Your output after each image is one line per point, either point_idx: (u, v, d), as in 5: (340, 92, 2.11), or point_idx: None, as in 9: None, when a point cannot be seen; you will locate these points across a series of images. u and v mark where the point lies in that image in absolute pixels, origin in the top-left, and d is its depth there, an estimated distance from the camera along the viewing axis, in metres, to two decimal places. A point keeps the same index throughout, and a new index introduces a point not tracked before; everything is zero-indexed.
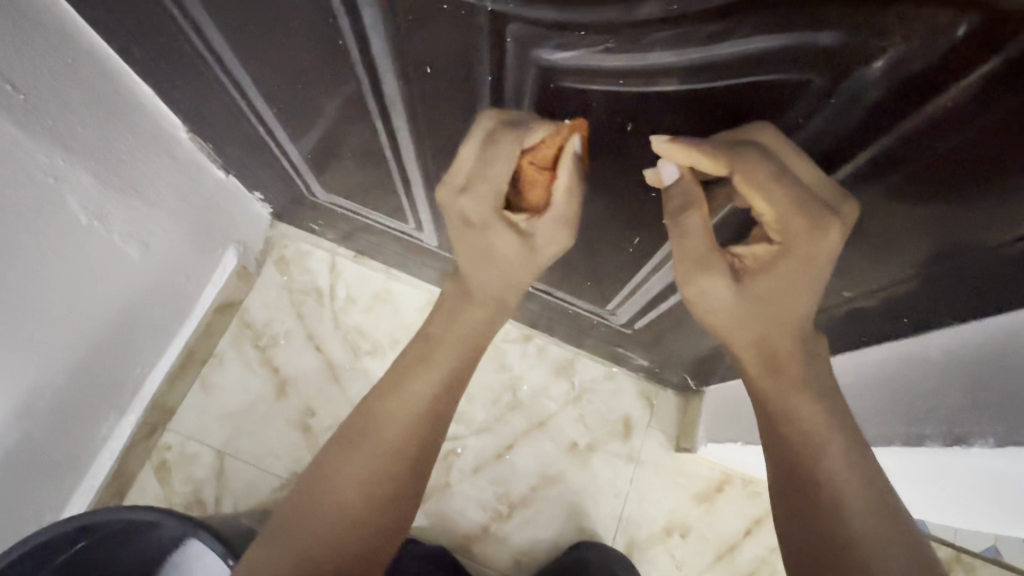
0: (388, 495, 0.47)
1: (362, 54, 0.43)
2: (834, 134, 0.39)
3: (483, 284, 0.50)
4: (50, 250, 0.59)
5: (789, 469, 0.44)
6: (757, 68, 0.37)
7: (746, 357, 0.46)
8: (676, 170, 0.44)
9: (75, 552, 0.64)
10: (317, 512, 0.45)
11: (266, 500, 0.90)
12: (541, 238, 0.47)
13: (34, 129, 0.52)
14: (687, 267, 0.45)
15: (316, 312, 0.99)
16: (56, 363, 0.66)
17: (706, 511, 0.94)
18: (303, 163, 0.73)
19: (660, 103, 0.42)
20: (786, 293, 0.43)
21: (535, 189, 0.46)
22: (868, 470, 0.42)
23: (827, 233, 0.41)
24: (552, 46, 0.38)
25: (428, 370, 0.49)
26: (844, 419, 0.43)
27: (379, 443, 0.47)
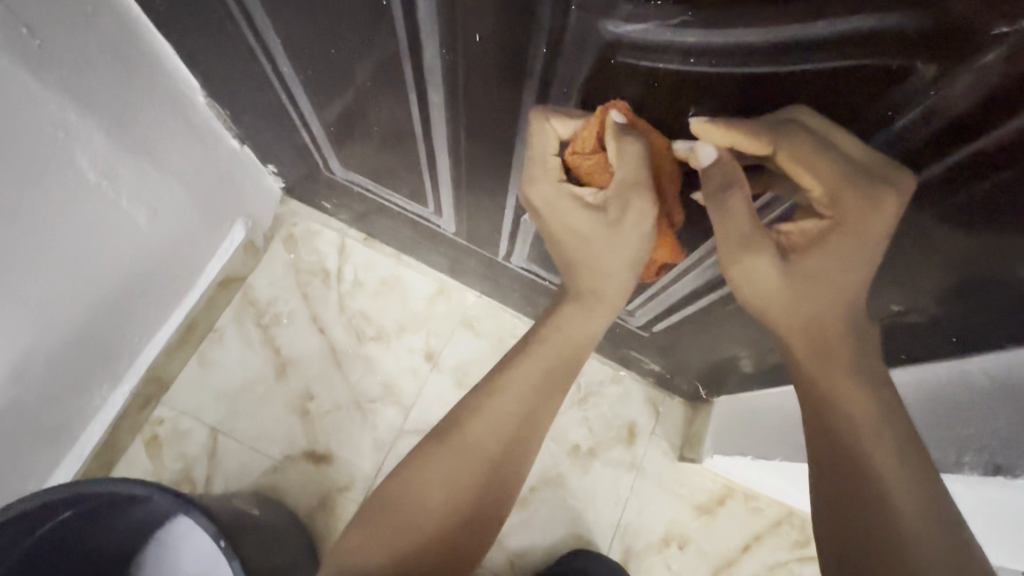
0: (473, 501, 0.50)
1: (405, 18, 0.41)
2: (905, 140, 0.36)
3: (570, 282, 0.54)
4: (56, 207, 0.56)
5: (829, 458, 0.39)
6: (845, 54, 0.33)
7: (794, 340, 0.42)
8: (715, 151, 0.41)
9: (58, 523, 0.61)
10: (414, 508, 0.48)
11: (258, 482, 0.88)
12: (614, 210, 0.45)
13: (45, 78, 0.50)
14: (732, 248, 0.42)
15: (322, 294, 0.96)
16: (53, 326, 0.64)
17: (706, 524, 0.92)
18: (323, 136, 0.71)
19: (721, 92, 0.38)
20: (836, 270, 0.40)
21: (595, 167, 0.46)
22: (924, 475, 0.37)
23: (881, 205, 0.37)
24: (619, 18, 0.35)
25: (529, 380, 0.52)
26: (898, 414, 0.39)
27: (476, 446, 0.50)
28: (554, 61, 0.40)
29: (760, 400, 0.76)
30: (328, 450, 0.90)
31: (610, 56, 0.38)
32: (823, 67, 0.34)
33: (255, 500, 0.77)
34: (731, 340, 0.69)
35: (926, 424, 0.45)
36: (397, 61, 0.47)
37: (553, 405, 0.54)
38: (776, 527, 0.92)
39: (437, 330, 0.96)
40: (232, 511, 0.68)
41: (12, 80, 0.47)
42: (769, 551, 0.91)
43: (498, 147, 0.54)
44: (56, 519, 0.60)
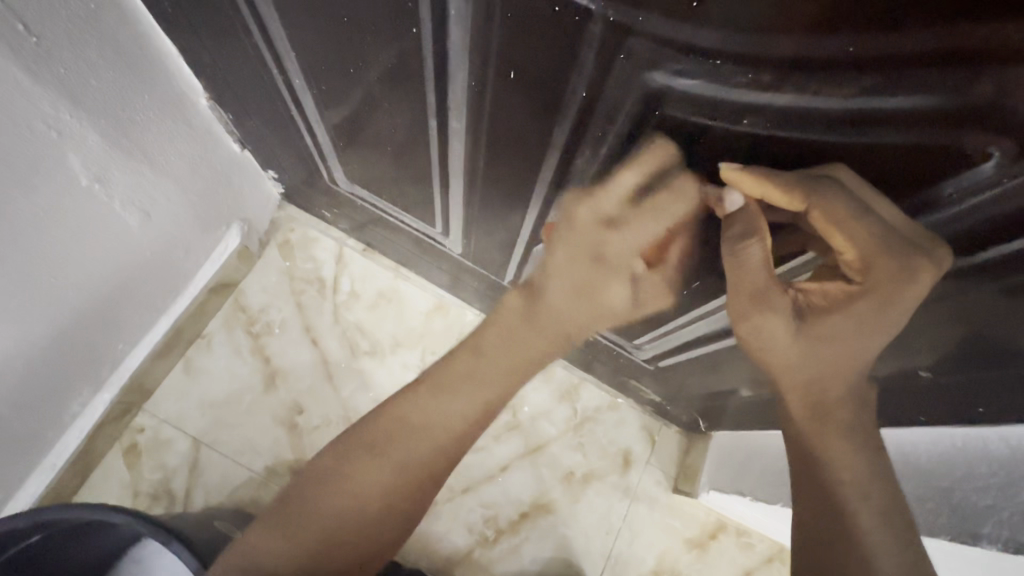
0: (396, 502, 0.51)
1: (435, 43, 0.39)
2: (957, 226, 0.33)
3: (555, 316, 0.53)
4: (41, 214, 0.53)
5: (818, 513, 0.39)
6: (902, 132, 0.31)
7: (792, 398, 0.41)
8: (742, 200, 0.40)
9: (26, 546, 0.58)
10: (331, 511, 0.49)
11: (240, 498, 0.85)
12: (646, 291, 0.54)
13: (42, 77, 0.47)
14: (745, 301, 0.42)
15: (317, 304, 0.93)
16: (33, 331, 0.60)
17: (698, 558, 0.90)
18: (329, 146, 0.68)
19: (769, 148, 0.36)
20: (853, 335, 0.39)
21: (659, 242, 0.48)
22: (910, 539, 0.36)
23: (915, 278, 0.35)
24: (667, 70, 0.33)
25: (469, 390, 0.52)
26: (886, 474, 0.38)
27: (404, 451, 0.50)
28: (589, 102, 0.38)
29: (760, 438, 0.75)
30: None
31: (652, 105, 0.36)
32: (880, 140, 0.32)
33: (237, 519, 0.74)
34: (738, 380, 0.67)
35: (942, 489, 0.44)
36: (420, 83, 0.45)
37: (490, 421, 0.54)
38: (768, 564, 0.90)
39: (434, 346, 0.93)
40: (212, 533, 0.65)
41: (6, 78, 0.44)
42: None
43: (517, 176, 0.52)
44: (24, 541, 0.57)
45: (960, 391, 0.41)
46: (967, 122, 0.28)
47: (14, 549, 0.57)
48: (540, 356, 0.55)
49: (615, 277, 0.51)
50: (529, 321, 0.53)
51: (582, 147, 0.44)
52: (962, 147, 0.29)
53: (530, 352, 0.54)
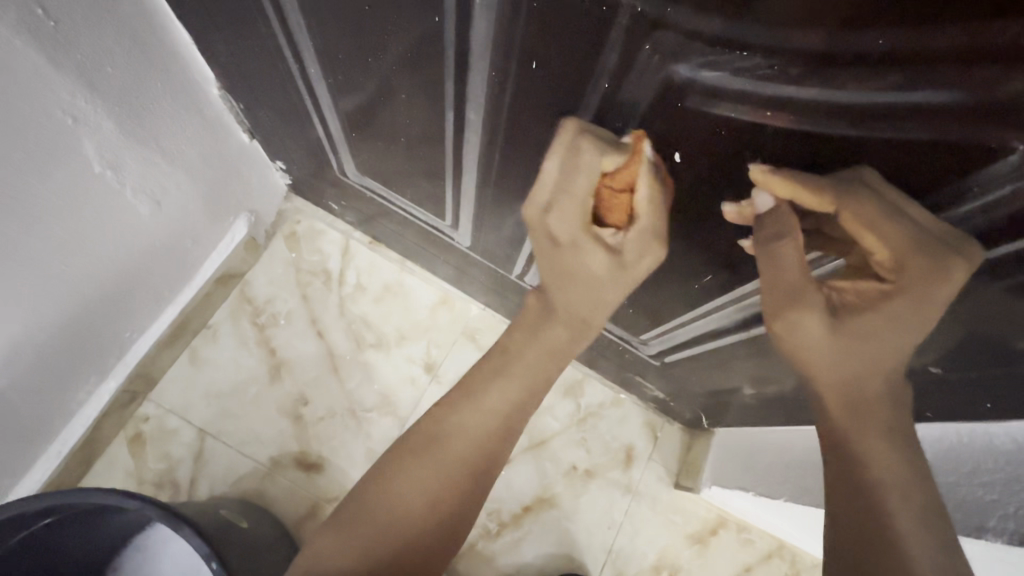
0: (451, 506, 0.50)
1: (457, 34, 0.39)
2: (980, 220, 0.34)
3: (568, 305, 0.54)
4: (56, 200, 0.53)
5: (850, 508, 0.38)
6: (925, 129, 0.31)
7: (828, 396, 0.41)
8: (772, 201, 0.40)
9: (26, 536, 0.58)
10: (387, 515, 0.49)
11: (244, 488, 0.85)
12: (630, 253, 0.49)
13: (60, 63, 0.47)
14: (778, 300, 0.42)
15: (323, 296, 0.93)
16: (44, 318, 0.61)
17: (699, 554, 0.91)
18: (341, 137, 0.68)
19: (792, 145, 0.36)
20: (889, 332, 0.39)
21: (620, 207, 0.46)
22: (945, 539, 0.35)
23: (949, 275, 0.36)
24: (694, 63, 0.33)
25: (502, 385, 0.53)
26: (924, 474, 0.37)
27: (449, 452, 0.51)
28: (612, 94, 0.38)
29: (763, 435, 0.76)
30: (319, 457, 0.87)
31: (676, 98, 0.36)
32: (906, 137, 0.32)
33: (243, 508, 0.75)
34: (743, 377, 0.68)
35: (948, 484, 0.45)
36: (438, 73, 0.45)
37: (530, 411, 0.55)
38: (767, 560, 0.91)
39: (439, 340, 0.93)
40: (218, 522, 0.65)
41: (25, 62, 0.44)
42: None
43: (532, 168, 0.52)
44: (25, 530, 0.57)
45: (966, 385, 0.41)
46: (994, 117, 0.28)
47: (13, 540, 0.57)
48: (563, 353, 0.55)
49: (583, 251, 0.49)
50: (549, 324, 0.54)
51: None
52: (988, 142, 0.29)
53: (553, 349, 0.54)
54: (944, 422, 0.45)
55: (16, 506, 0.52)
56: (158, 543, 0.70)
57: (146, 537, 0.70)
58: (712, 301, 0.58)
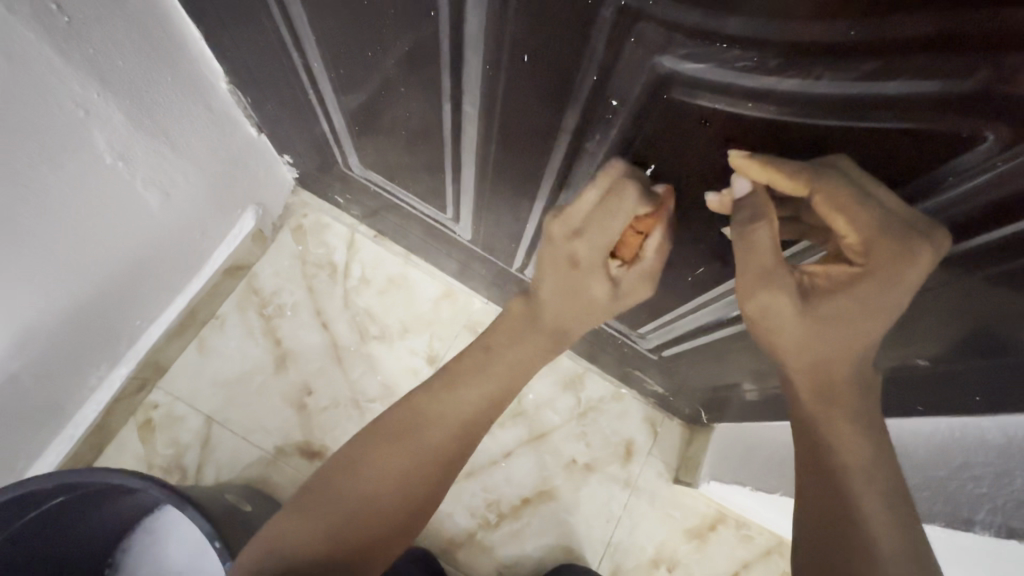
0: (418, 490, 0.52)
1: (452, 28, 0.40)
2: (954, 211, 0.35)
3: (555, 316, 0.56)
4: (69, 190, 0.55)
5: (817, 494, 0.39)
6: (900, 118, 0.32)
7: (800, 380, 0.42)
8: (749, 186, 0.40)
9: (25, 525, 0.59)
10: (358, 492, 0.50)
11: (249, 474, 0.87)
12: (626, 285, 0.53)
13: (73, 57, 0.48)
14: (750, 281, 0.42)
15: (328, 288, 0.95)
16: (56, 305, 0.63)
17: (697, 549, 0.91)
18: (345, 131, 0.69)
19: (775, 135, 0.37)
20: (857, 316, 0.39)
21: (631, 245, 0.50)
22: (908, 525, 0.36)
23: (917, 260, 0.36)
24: (676, 54, 0.34)
25: (480, 380, 0.55)
26: (889, 458, 0.38)
27: (422, 439, 0.53)
28: (599, 86, 0.39)
29: (761, 430, 0.76)
30: (323, 447, 0.89)
31: (659, 90, 0.37)
32: (883, 127, 0.33)
33: (247, 493, 0.76)
34: (740, 372, 0.68)
35: (938, 478, 0.45)
36: (435, 66, 0.46)
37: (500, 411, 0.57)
38: (766, 557, 0.91)
39: (441, 333, 0.95)
40: (223, 505, 0.67)
41: (39, 56, 0.46)
42: None
43: (528, 160, 0.53)
44: (23, 519, 0.58)
45: (957, 376, 0.42)
46: (966, 107, 0.29)
47: (11, 528, 0.58)
48: (535, 365, 0.58)
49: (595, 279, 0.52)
50: (530, 334, 0.57)
51: (593, 133, 0.45)
52: (962, 130, 0.30)
53: (531, 353, 0.57)
54: (934, 414, 0.45)
55: (27, 484, 0.54)
56: (166, 525, 0.72)
57: (155, 519, 0.72)
58: (706, 292, 0.58)
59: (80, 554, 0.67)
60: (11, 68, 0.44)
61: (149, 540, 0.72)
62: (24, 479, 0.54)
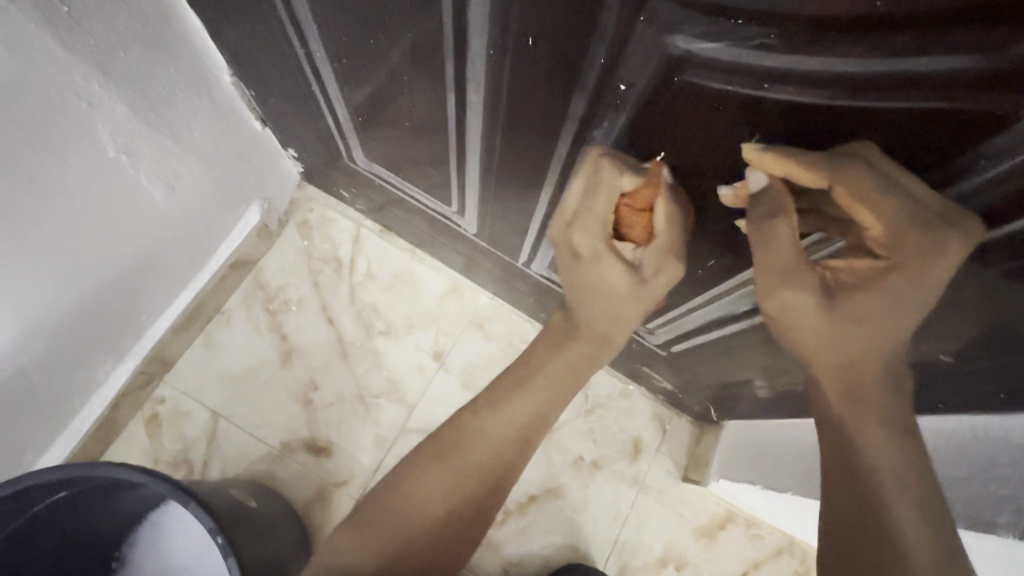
0: (467, 507, 0.51)
1: (456, 12, 0.39)
2: (985, 196, 0.33)
3: (589, 321, 0.54)
4: (73, 182, 0.55)
5: (844, 497, 0.37)
6: (926, 97, 0.30)
7: (824, 379, 0.40)
8: (765, 178, 0.39)
9: (21, 526, 0.59)
10: (405, 513, 0.49)
11: (255, 470, 0.87)
12: (648, 268, 0.49)
13: (74, 47, 0.48)
14: (771, 280, 0.40)
15: (333, 284, 0.94)
16: (61, 299, 0.62)
17: (706, 548, 0.90)
18: (349, 123, 0.68)
19: (792, 118, 0.36)
20: (886, 312, 0.38)
21: (639, 223, 0.48)
22: (944, 530, 0.34)
23: (946, 252, 0.34)
24: (690, 34, 0.32)
25: (525, 395, 0.54)
26: (925, 465, 0.36)
27: (468, 457, 0.52)
28: (608, 69, 0.38)
29: (772, 428, 0.74)
30: (328, 442, 0.89)
31: (671, 72, 0.35)
32: (908, 107, 0.31)
33: (253, 489, 0.76)
34: (752, 368, 0.67)
35: (958, 479, 0.43)
36: (438, 54, 0.45)
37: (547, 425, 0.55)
38: (776, 556, 0.90)
39: (447, 329, 0.94)
40: (228, 500, 0.67)
41: (40, 47, 0.45)
42: None
43: (535, 150, 0.52)
44: (19, 521, 0.58)
45: (983, 375, 0.40)
46: (998, 84, 0.28)
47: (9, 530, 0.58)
48: (583, 371, 0.56)
49: (604, 264, 0.49)
50: (570, 340, 0.55)
51: (603, 120, 0.43)
52: (994, 109, 0.29)
53: (573, 363, 0.55)
54: (954, 413, 0.43)
55: (20, 482, 0.53)
56: (172, 523, 0.72)
57: (161, 514, 0.73)
58: (717, 286, 0.57)
59: (85, 551, 0.67)
60: (12, 58, 0.43)
61: (156, 535, 0.72)
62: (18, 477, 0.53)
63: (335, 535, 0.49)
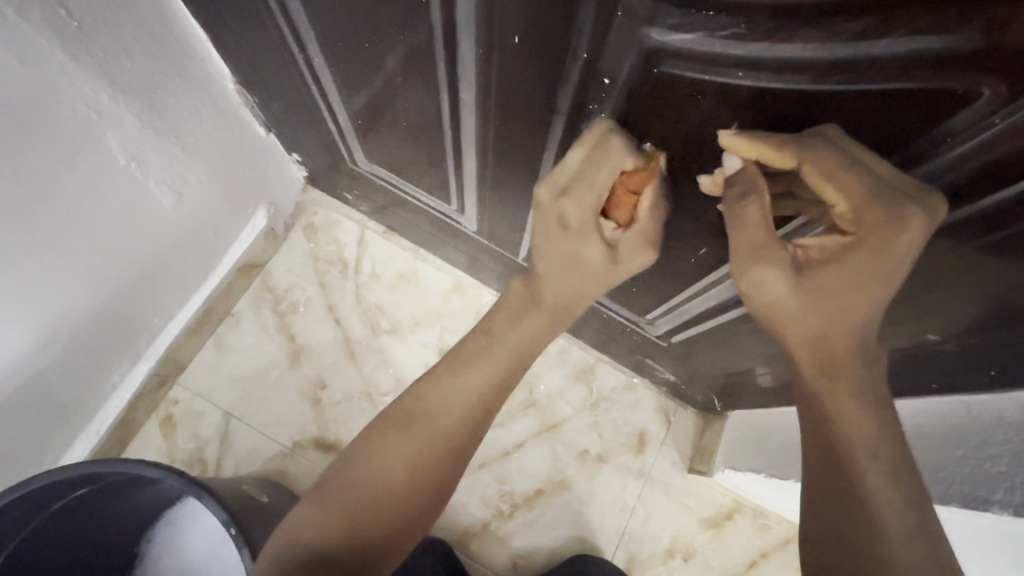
0: (428, 479, 0.52)
1: (445, 14, 0.40)
2: (950, 175, 0.34)
3: (555, 292, 0.55)
4: (85, 189, 0.57)
5: (824, 469, 0.39)
6: (894, 78, 0.31)
7: (800, 354, 0.41)
8: (739, 162, 0.40)
9: (32, 532, 0.61)
10: (367, 485, 0.50)
11: (267, 468, 0.89)
12: (626, 250, 0.51)
13: (82, 59, 0.50)
14: (742, 258, 0.41)
15: (339, 284, 0.96)
16: (76, 304, 0.65)
17: (713, 538, 0.91)
18: (350, 127, 0.70)
19: (767, 105, 0.36)
20: (854, 287, 0.38)
21: (625, 206, 0.50)
22: (915, 498, 0.36)
23: (906, 223, 0.35)
24: (664, 25, 0.33)
25: (483, 363, 0.54)
26: (898, 434, 0.38)
27: (428, 427, 0.52)
28: (591, 64, 0.39)
29: (775, 416, 0.75)
30: (338, 439, 0.90)
31: (650, 63, 0.36)
32: (877, 89, 0.32)
33: (265, 485, 0.78)
34: (751, 356, 0.67)
35: (955, 459, 0.43)
36: (430, 55, 0.46)
37: (504, 399, 0.56)
38: (785, 545, 0.90)
39: (451, 326, 0.95)
40: (242, 496, 0.69)
41: (50, 60, 0.47)
42: (776, 569, 0.89)
43: (527, 145, 0.53)
44: (22, 533, 0.60)
45: (973, 354, 0.40)
46: (959, 62, 0.29)
47: (10, 546, 0.59)
48: (540, 342, 0.57)
49: (586, 241, 0.50)
50: (529, 310, 0.55)
51: (589, 114, 0.44)
52: (956, 87, 0.30)
53: (531, 331, 0.55)
54: (949, 393, 0.44)
55: (28, 484, 0.55)
56: (185, 522, 0.75)
57: (174, 514, 0.75)
58: (711, 274, 0.58)
59: (105, 553, 0.70)
60: (22, 71, 0.45)
61: (171, 536, 0.75)
62: (24, 480, 0.55)
63: (296, 509, 0.50)
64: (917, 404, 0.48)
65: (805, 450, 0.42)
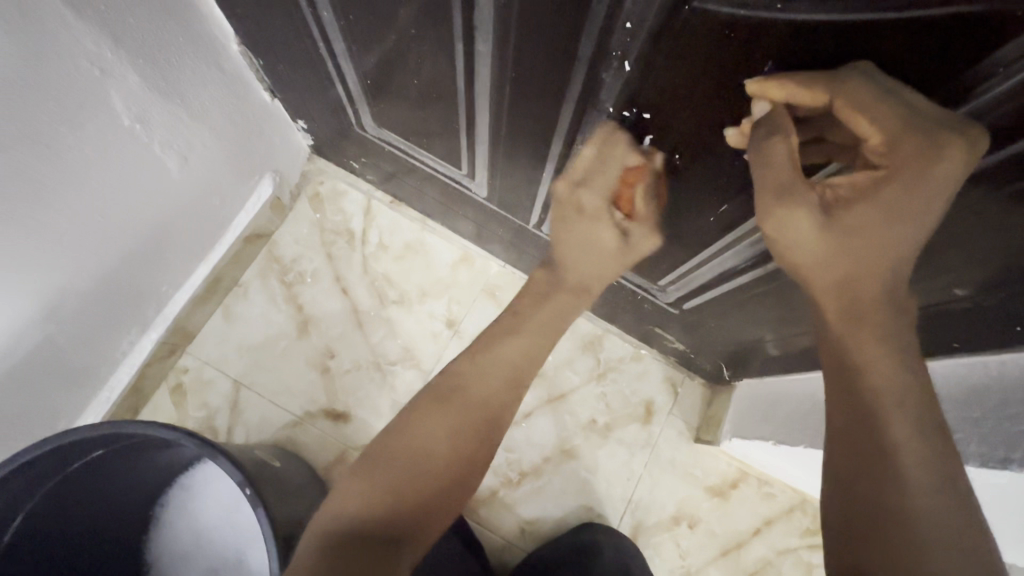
0: (466, 450, 0.53)
1: None
2: (992, 114, 0.34)
3: (572, 269, 0.61)
4: (92, 149, 0.56)
5: (846, 425, 0.39)
6: (944, 6, 0.30)
7: (825, 300, 0.41)
8: (768, 106, 0.39)
9: (44, 498, 0.61)
10: (409, 458, 0.51)
11: (276, 436, 0.90)
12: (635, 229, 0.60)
13: (83, 12, 0.48)
14: (768, 198, 0.40)
15: (346, 254, 0.96)
16: (84, 268, 0.64)
17: (718, 506, 0.92)
18: (358, 90, 0.68)
19: (805, 39, 0.35)
20: (882, 226, 0.38)
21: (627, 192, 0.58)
22: (943, 456, 0.36)
23: (945, 153, 0.34)
24: None
25: (517, 340, 0.58)
26: (924, 389, 0.37)
27: (467, 400, 0.54)
28: (618, 4, 0.37)
29: (784, 385, 0.74)
30: (346, 408, 0.91)
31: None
32: (922, 18, 0.31)
33: (276, 452, 0.79)
34: (763, 324, 0.67)
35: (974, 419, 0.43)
36: (446, 6, 0.45)
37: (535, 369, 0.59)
38: (789, 513, 0.91)
39: (460, 297, 0.95)
40: (254, 459, 0.69)
41: (50, 12, 0.45)
42: (780, 536, 0.91)
43: (545, 102, 0.52)
44: (23, 512, 0.60)
45: (1002, 309, 0.40)
46: None
47: (12, 528, 0.60)
48: (566, 318, 0.61)
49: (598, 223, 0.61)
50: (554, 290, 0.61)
51: (613, 62, 0.43)
52: (1015, 11, 0.28)
53: (560, 309, 0.61)
54: (974, 352, 0.43)
55: (27, 452, 0.55)
56: (191, 492, 0.76)
57: (180, 485, 0.76)
58: (730, 234, 0.57)
59: (120, 515, 0.71)
60: (23, 22, 0.44)
61: (178, 507, 0.76)
62: (29, 446, 0.55)
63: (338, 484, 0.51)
64: (937, 364, 0.47)
65: (829, 406, 0.41)
